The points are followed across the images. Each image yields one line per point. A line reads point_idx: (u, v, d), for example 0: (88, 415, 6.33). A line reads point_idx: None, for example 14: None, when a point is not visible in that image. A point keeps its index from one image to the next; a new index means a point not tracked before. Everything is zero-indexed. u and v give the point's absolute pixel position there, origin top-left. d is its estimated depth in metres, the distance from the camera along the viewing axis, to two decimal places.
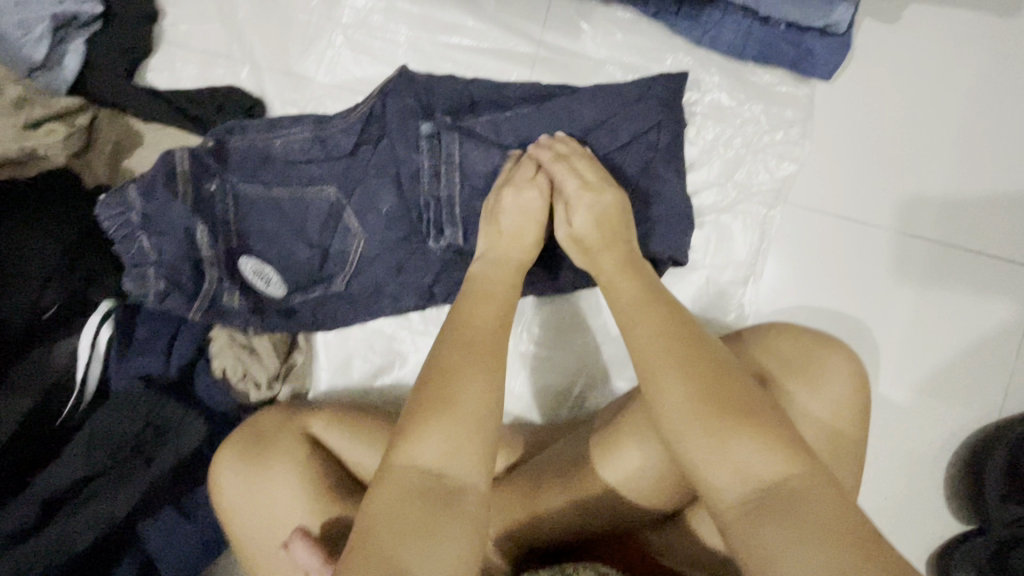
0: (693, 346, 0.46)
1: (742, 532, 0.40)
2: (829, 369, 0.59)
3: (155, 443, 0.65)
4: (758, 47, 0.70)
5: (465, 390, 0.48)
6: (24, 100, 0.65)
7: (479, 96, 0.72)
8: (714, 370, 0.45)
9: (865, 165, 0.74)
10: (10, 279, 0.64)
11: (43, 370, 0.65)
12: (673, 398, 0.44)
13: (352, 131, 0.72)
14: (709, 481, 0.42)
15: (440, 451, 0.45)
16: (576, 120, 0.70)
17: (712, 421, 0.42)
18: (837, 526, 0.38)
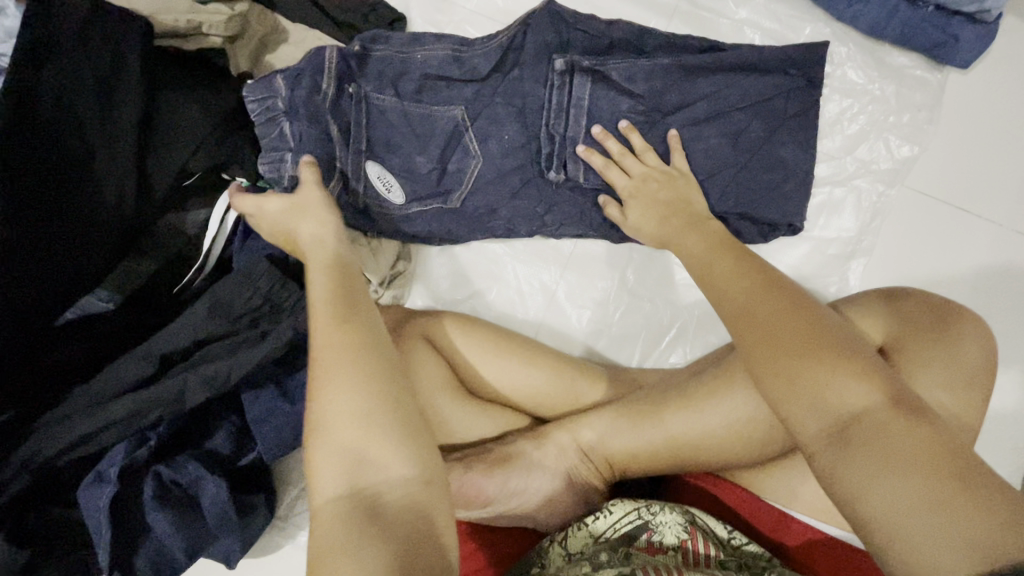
0: (790, 305, 0.47)
1: (826, 461, 0.40)
2: (943, 357, 0.56)
3: (270, 320, 0.68)
4: (902, 26, 0.71)
5: (345, 389, 0.44)
6: None
7: (616, 42, 0.73)
8: (806, 321, 0.45)
9: (985, 160, 0.74)
10: (160, 144, 0.65)
11: (175, 237, 0.69)
12: (764, 342, 0.44)
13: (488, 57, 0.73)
14: (791, 416, 0.43)
15: (353, 441, 0.43)
16: (711, 80, 0.71)
17: (800, 354, 0.43)
18: (928, 461, 0.37)
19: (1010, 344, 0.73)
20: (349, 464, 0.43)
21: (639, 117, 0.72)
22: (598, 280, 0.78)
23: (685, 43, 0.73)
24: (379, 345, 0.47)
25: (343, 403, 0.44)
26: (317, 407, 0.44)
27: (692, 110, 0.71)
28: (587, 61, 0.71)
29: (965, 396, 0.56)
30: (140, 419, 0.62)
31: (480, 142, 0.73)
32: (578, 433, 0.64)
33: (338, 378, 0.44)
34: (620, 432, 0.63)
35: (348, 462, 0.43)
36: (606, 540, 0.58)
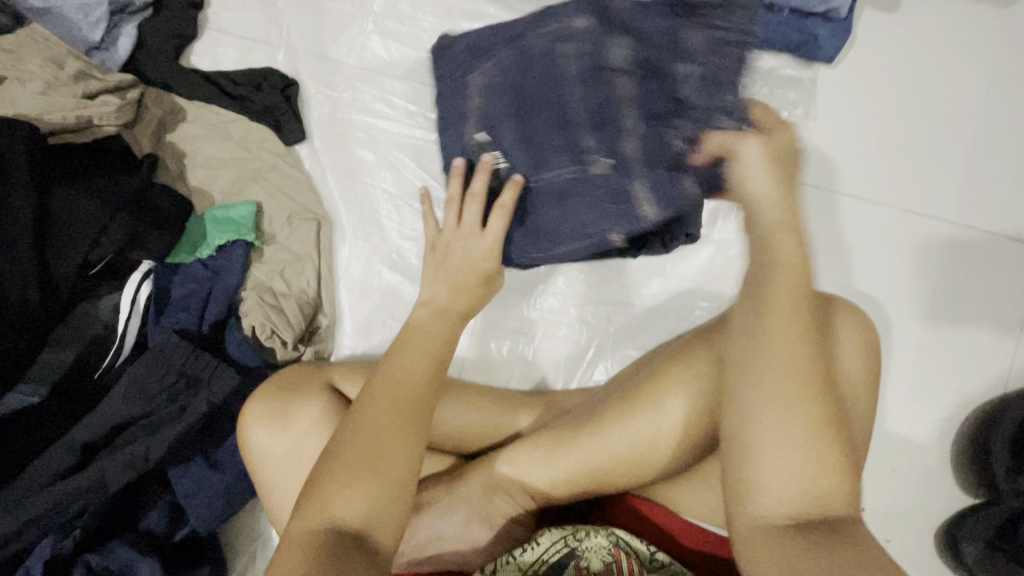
0: (812, 373, 0.44)
1: (772, 549, 0.43)
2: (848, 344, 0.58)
3: (188, 393, 0.69)
4: (763, 32, 0.75)
5: (389, 454, 0.49)
6: (83, 75, 0.71)
7: (587, 22, 0.62)
8: (819, 397, 0.44)
9: (871, 144, 0.78)
10: (62, 237, 0.67)
11: (88, 324, 0.70)
12: (772, 396, 0.44)
13: (521, 60, 0.63)
14: (763, 487, 0.44)
15: (355, 493, 0.47)
16: (675, 67, 0.60)
17: (796, 436, 0.44)
18: (863, 559, 0.41)
19: (908, 320, 0.77)
20: (354, 508, 0.47)
21: (605, 111, 0.59)
22: (515, 309, 0.80)
23: (664, 17, 0.61)
24: (415, 417, 0.51)
25: (377, 459, 0.48)
26: (348, 451, 0.49)
27: (692, 104, 0.59)
28: (569, 47, 0.61)
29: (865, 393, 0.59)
30: (62, 511, 0.63)
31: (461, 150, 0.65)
32: (495, 470, 0.65)
33: (381, 432, 0.49)
34: (550, 464, 0.63)
35: (353, 505, 0.47)
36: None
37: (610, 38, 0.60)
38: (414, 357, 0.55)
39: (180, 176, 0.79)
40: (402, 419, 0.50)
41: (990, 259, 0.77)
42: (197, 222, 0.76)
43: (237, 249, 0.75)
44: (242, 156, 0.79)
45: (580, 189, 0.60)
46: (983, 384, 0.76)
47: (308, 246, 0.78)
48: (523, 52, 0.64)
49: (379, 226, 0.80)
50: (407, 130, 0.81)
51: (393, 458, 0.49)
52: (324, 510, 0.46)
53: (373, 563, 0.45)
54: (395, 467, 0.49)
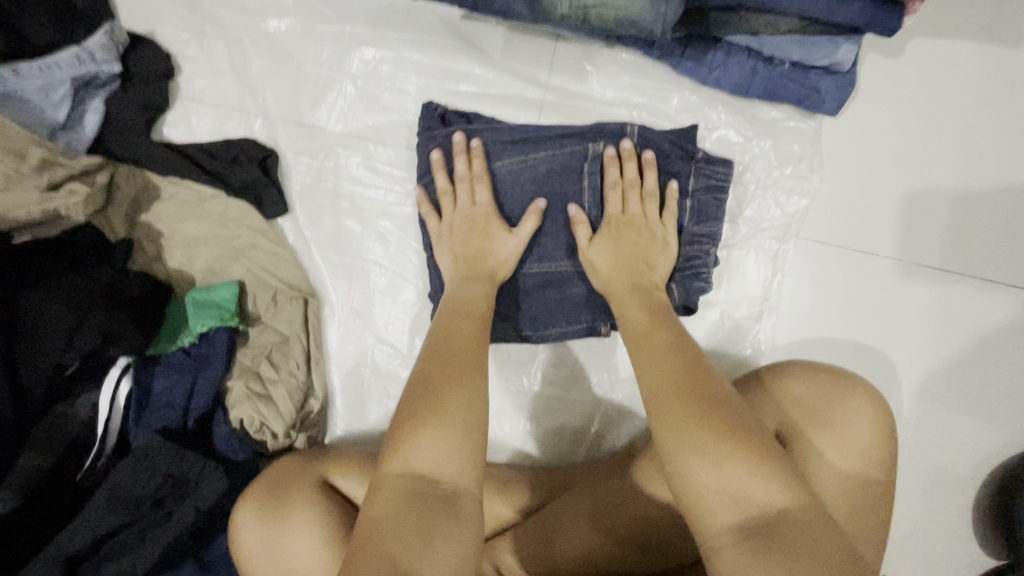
0: (697, 383, 0.49)
1: (730, 555, 0.41)
2: (848, 417, 0.59)
3: (175, 499, 0.66)
4: (763, 85, 0.71)
5: (449, 399, 0.50)
6: (48, 164, 0.66)
7: (603, 142, 0.69)
8: (710, 399, 0.47)
9: (878, 195, 0.75)
10: (30, 343, 0.63)
11: (64, 428, 0.66)
12: (675, 416, 0.46)
13: (521, 167, 0.70)
14: (701, 503, 0.43)
15: (445, 429, 0.48)
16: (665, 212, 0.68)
17: (710, 440, 0.44)
18: (818, 554, 0.40)
19: (924, 380, 0.74)
20: (439, 452, 0.48)
21: None
22: (513, 382, 0.76)
23: (676, 148, 0.69)
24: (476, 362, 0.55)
25: (468, 400, 0.51)
26: (432, 395, 0.50)
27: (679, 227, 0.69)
28: (562, 164, 0.69)
29: (873, 474, 0.58)
30: None
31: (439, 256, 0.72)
32: (500, 557, 0.64)
33: (462, 373, 0.53)
34: (563, 534, 0.63)
35: (438, 450, 0.48)
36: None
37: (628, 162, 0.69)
38: (457, 320, 0.59)
39: (158, 258, 0.75)
40: (456, 372, 0.53)
41: (1009, 308, 0.74)
42: (179, 308, 0.73)
43: (219, 337, 0.71)
44: (221, 234, 0.75)
45: (575, 288, 0.70)
46: (999, 438, 0.74)
47: (296, 327, 0.74)
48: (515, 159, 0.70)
49: (370, 299, 0.77)
50: (394, 199, 0.77)
51: (452, 404, 0.50)
52: (408, 463, 0.47)
53: (455, 511, 0.46)
54: (460, 412, 0.50)
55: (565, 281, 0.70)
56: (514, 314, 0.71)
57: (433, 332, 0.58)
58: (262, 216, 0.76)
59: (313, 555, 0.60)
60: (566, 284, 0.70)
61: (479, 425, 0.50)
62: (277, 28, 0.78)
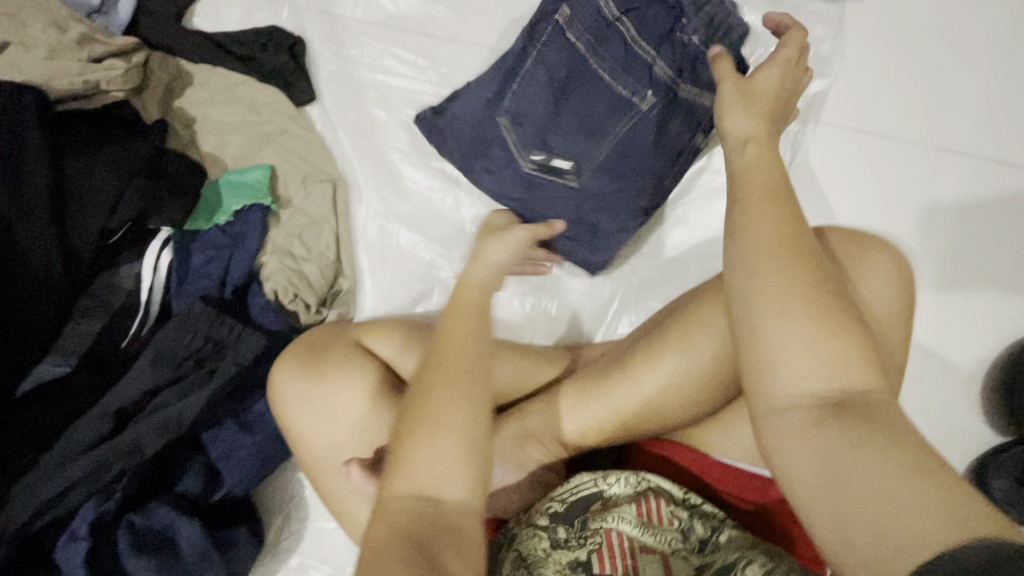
0: (805, 252, 0.45)
1: (799, 422, 0.42)
2: (877, 267, 0.57)
3: (215, 358, 0.69)
4: None
5: (443, 408, 0.47)
6: (86, 39, 0.68)
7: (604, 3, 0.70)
8: (816, 271, 0.44)
9: (898, 80, 0.76)
10: (79, 207, 0.66)
11: (112, 293, 0.72)
12: (776, 279, 0.43)
13: (557, 49, 0.71)
14: (786, 373, 0.43)
15: (437, 452, 0.45)
16: (673, 62, 0.69)
17: (813, 311, 0.42)
18: (899, 437, 0.40)
19: (941, 264, 0.76)
20: (440, 470, 0.45)
21: (625, 116, 0.70)
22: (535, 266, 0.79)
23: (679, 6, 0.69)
24: (475, 369, 0.49)
25: (469, 413, 0.47)
26: (428, 410, 0.47)
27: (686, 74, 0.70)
28: (598, 46, 0.70)
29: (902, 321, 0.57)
30: (103, 474, 0.64)
31: (470, 149, 0.74)
32: (524, 423, 0.65)
33: (458, 384, 0.48)
34: (575, 407, 0.64)
35: (439, 469, 0.45)
36: (566, 505, 0.55)
37: (628, 20, 0.70)
38: (456, 323, 0.53)
39: (191, 142, 0.77)
40: (456, 374, 0.49)
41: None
42: (213, 187, 0.75)
43: (254, 214, 0.74)
44: (252, 120, 0.77)
45: (600, 155, 0.71)
46: (1014, 321, 0.75)
47: (325, 208, 0.77)
48: (550, 40, 0.71)
49: (396, 184, 0.79)
50: (419, 86, 0.79)
51: (449, 418, 0.46)
52: (410, 483, 0.45)
53: (453, 527, 0.44)
54: (458, 420, 0.47)
55: (589, 153, 0.71)
56: (539, 193, 0.73)
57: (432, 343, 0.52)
58: (293, 101, 0.78)
59: (349, 405, 0.64)
60: (591, 154, 0.71)
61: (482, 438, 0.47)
62: None
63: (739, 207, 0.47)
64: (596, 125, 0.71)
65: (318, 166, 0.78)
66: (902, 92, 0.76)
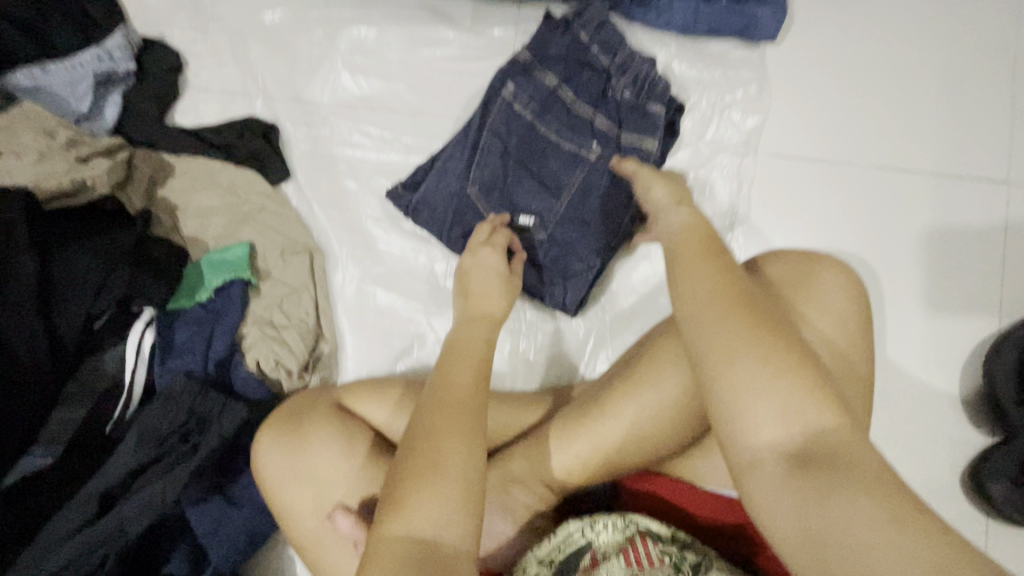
0: (743, 300, 0.47)
1: (770, 473, 0.42)
2: (826, 283, 0.59)
3: (199, 432, 0.70)
4: (707, 21, 0.80)
5: (449, 453, 0.47)
6: (74, 142, 0.74)
7: (546, 76, 0.77)
8: (757, 318, 0.46)
9: (826, 111, 0.82)
10: (65, 295, 0.69)
11: (96, 378, 0.73)
12: (721, 335, 0.45)
13: (511, 117, 0.77)
14: (750, 425, 0.43)
15: (432, 501, 0.45)
16: (615, 118, 0.76)
17: (759, 355, 0.44)
18: (868, 477, 0.40)
19: (895, 274, 0.79)
20: (438, 516, 0.45)
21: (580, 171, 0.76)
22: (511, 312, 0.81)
23: (612, 69, 0.77)
24: (471, 413, 0.50)
25: (471, 452, 0.48)
26: (433, 448, 0.47)
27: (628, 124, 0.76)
28: (547, 112, 0.77)
29: (860, 337, 0.59)
30: (86, 563, 0.63)
31: (439, 215, 0.77)
32: (509, 467, 0.65)
33: (457, 428, 0.49)
34: (555, 447, 0.63)
35: (437, 513, 0.45)
36: (553, 566, 0.54)
37: (570, 88, 0.77)
38: (456, 367, 0.54)
39: (175, 228, 0.82)
40: (451, 422, 0.49)
41: (955, 202, 0.80)
42: (195, 268, 0.79)
43: (234, 288, 0.77)
44: (231, 202, 0.82)
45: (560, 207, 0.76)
46: (973, 324, 0.78)
47: (304, 277, 0.80)
48: (494, 114, 0.77)
49: (370, 248, 0.83)
50: (386, 156, 0.85)
51: (452, 461, 0.47)
52: (407, 528, 0.44)
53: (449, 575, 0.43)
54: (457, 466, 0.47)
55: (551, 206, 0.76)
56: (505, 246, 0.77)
57: (434, 379, 0.53)
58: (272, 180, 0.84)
59: (332, 467, 0.64)
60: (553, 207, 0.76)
61: (480, 484, 0.47)
62: (271, 20, 0.88)
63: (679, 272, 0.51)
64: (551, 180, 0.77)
65: (294, 239, 0.81)
66: (831, 121, 0.82)
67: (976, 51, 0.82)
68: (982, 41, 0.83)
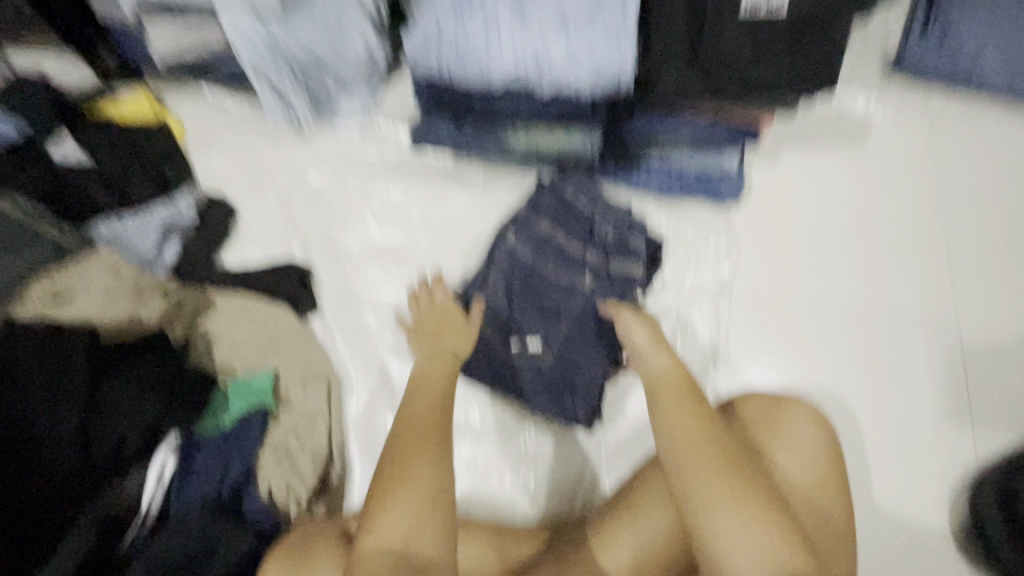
0: (722, 444, 0.55)
1: None
2: (796, 419, 0.67)
3: (204, 562, 0.70)
4: (680, 189, 0.95)
5: (415, 469, 0.61)
6: (138, 282, 0.87)
7: (543, 220, 0.88)
8: (730, 461, 0.54)
9: (788, 261, 0.95)
10: (107, 419, 0.75)
11: (111, 503, 0.74)
12: (705, 479, 0.53)
13: (512, 259, 0.86)
14: (734, 567, 0.50)
15: (405, 518, 0.59)
16: (605, 252, 0.85)
17: (733, 497, 0.52)
18: None
19: (870, 411, 0.86)
20: (407, 529, 0.59)
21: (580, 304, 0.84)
22: (515, 441, 0.86)
23: (601, 210, 0.87)
24: (436, 438, 0.64)
25: (435, 472, 0.61)
26: (405, 466, 0.61)
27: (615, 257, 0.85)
28: (544, 252, 0.86)
29: (832, 471, 0.66)
30: None
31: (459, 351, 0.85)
32: None
33: (426, 449, 0.63)
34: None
35: (405, 524, 0.59)
36: None
37: (564, 228, 0.87)
38: (424, 397, 0.69)
39: (209, 356, 0.90)
40: (421, 446, 0.63)
41: (913, 340, 0.90)
42: (222, 395, 0.86)
43: (256, 415, 0.83)
44: (262, 335, 0.90)
45: (565, 334, 0.84)
46: (946, 459, 0.84)
47: (321, 405, 0.86)
48: (500, 258, 0.86)
49: (383, 380, 0.91)
50: (405, 295, 0.96)
51: (418, 476, 0.61)
52: (382, 542, 0.58)
53: None
54: (423, 479, 0.61)
55: (558, 334, 0.84)
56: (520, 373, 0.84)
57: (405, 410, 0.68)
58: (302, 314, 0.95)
59: None
60: (560, 334, 0.84)
61: (446, 500, 0.61)
62: (315, 181, 1.05)
63: (663, 413, 0.60)
64: (553, 311, 0.85)
65: (314, 369, 0.89)
66: (794, 270, 0.94)
67: (907, 211, 0.97)
68: (915, 202, 0.97)
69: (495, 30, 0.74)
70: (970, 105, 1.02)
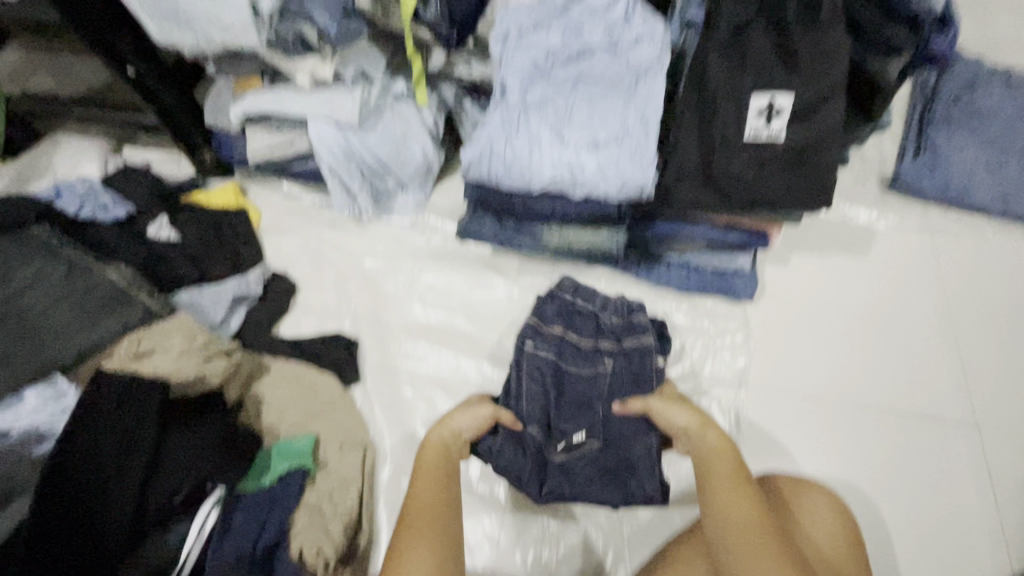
0: (772, 541, 0.64)
1: None
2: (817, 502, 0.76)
3: None
4: (699, 284, 1.03)
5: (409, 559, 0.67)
6: (208, 345, 0.94)
7: (559, 327, 0.93)
8: (782, 558, 0.63)
9: (805, 356, 1.00)
10: (166, 470, 0.82)
11: (153, 554, 0.78)
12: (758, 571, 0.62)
13: (536, 366, 0.89)
14: None
15: None
16: (614, 339, 0.92)
17: None
18: None
19: (896, 508, 0.88)
20: None
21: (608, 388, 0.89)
22: (537, 519, 0.88)
23: (613, 305, 0.94)
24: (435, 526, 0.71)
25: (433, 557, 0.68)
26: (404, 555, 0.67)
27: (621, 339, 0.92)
28: (563, 354, 0.91)
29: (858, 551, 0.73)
30: None
31: (513, 473, 0.82)
32: None
33: (424, 537, 0.69)
34: None
35: None
36: None
37: (575, 329, 0.93)
38: (425, 486, 0.75)
39: (257, 417, 0.98)
40: (417, 536, 0.69)
41: (934, 440, 0.92)
42: (265, 455, 0.93)
43: (297, 476, 0.89)
44: (309, 399, 0.99)
45: (599, 419, 0.87)
46: (980, 562, 0.84)
47: (355, 471, 0.92)
48: (521, 374, 0.89)
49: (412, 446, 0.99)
50: (441, 370, 1.05)
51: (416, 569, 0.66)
52: None
53: None
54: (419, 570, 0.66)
55: (594, 426, 0.87)
56: (571, 472, 0.84)
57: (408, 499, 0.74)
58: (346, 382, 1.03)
59: None
60: (598, 424, 0.87)
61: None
62: (368, 264, 1.18)
63: (718, 503, 0.69)
64: (583, 400, 0.89)
65: (353, 436, 0.96)
66: (811, 365, 0.99)
67: (917, 313, 1.03)
68: (924, 305, 1.04)
69: (538, 146, 0.88)
70: (968, 220, 1.11)
